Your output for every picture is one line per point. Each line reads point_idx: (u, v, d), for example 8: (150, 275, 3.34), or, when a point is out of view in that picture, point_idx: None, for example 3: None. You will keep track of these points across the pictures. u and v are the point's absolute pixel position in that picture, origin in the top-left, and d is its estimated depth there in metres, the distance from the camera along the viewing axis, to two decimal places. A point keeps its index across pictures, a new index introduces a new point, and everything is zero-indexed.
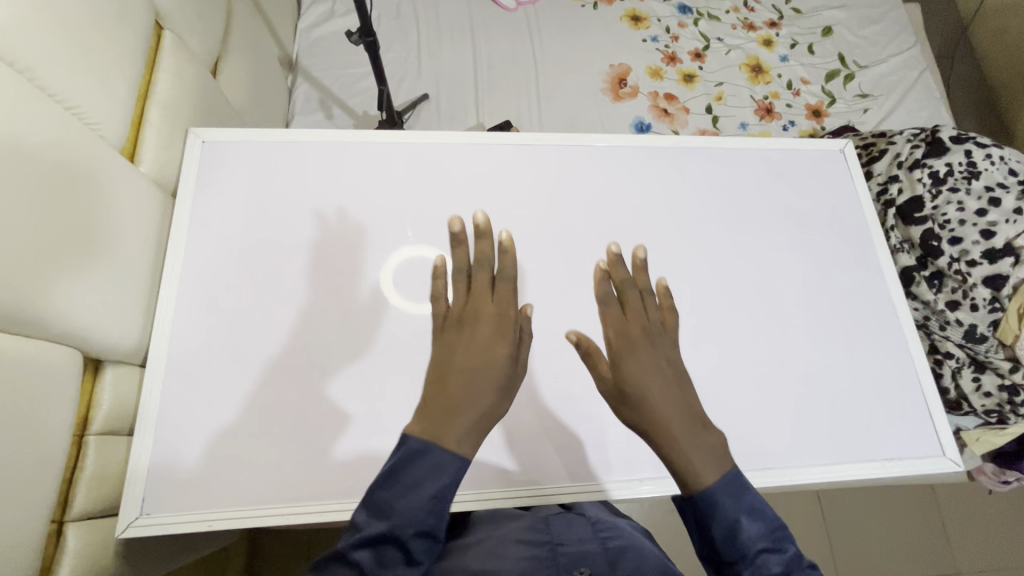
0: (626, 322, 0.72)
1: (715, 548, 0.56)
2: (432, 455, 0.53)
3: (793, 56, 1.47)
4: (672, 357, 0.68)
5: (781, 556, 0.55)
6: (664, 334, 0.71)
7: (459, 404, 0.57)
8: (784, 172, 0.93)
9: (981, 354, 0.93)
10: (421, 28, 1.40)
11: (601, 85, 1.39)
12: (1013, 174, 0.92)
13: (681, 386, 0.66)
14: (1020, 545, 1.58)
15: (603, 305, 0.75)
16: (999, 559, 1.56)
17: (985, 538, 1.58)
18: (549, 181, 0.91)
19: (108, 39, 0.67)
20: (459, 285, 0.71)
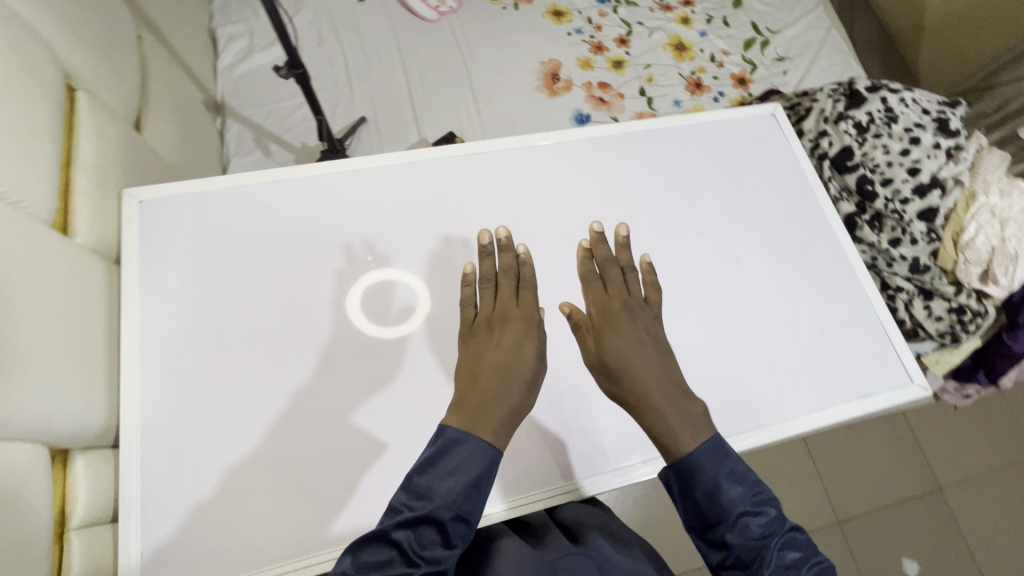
0: (610, 301, 0.67)
1: (698, 511, 0.56)
2: (468, 443, 0.53)
3: (710, 30, 1.53)
4: (656, 332, 0.66)
5: (763, 519, 0.55)
6: (646, 309, 0.68)
7: (493, 398, 0.57)
8: (727, 143, 0.97)
9: (928, 283, 0.99)
10: (347, 52, 1.38)
11: (535, 83, 1.41)
12: (927, 113, 1.00)
13: (665, 358, 0.64)
14: (989, 449, 1.70)
15: (585, 283, 0.70)
16: (973, 466, 1.68)
17: (957, 449, 1.69)
18: (503, 187, 0.91)
19: (19, 109, 0.63)
20: (485, 290, 0.69)
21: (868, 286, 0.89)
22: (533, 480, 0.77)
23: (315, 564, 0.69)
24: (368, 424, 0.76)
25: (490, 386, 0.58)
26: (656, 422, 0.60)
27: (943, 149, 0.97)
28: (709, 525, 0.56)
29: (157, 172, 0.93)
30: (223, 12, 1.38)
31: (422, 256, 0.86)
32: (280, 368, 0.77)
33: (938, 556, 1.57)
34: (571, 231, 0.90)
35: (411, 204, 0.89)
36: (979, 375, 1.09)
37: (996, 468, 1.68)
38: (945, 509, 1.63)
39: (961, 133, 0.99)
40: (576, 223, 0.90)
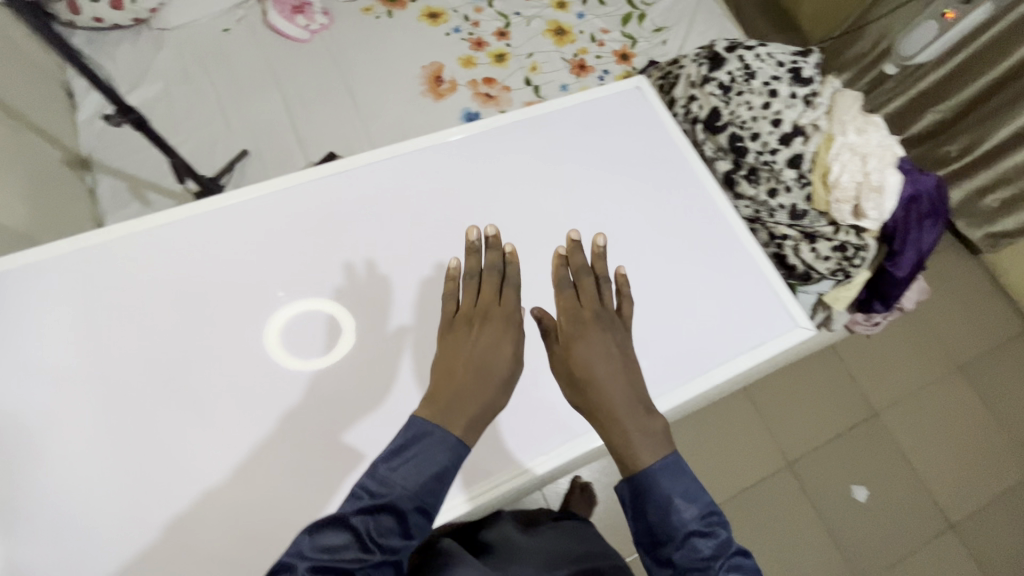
0: (581, 309, 0.70)
1: (649, 530, 0.57)
2: (437, 436, 0.56)
3: (588, 11, 1.54)
4: (624, 345, 0.68)
5: (713, 540, 0.55)
6: (618, 323, 0.71)
7: (465, 400, 0.60)
8: (595, 124, 1.00)
9: (809, 226, 1.03)
10: (218, 86, 1.32)
11: (419, 89, 1.39)
12: (781, 65, 1.04)
13: (630, 373, 0.67)
14: (916, 368, 1.80)
15: (558, 291, 0.73)
16: (903, 386, 1.77)
17: (887, 373, 1.78)
18: (376, 201, 0.90)
19: None
20: (468, 289, 0.71)
21: (745, 240, 0.92)
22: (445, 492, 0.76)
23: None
24: (263, 472, 0.72)
25: (463, 389, 0.61)
26: (615, 431, 0.62)
27: (799, 97, 1.00)
28: (658, 542, 0.57)
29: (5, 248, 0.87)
30: (76, 60, 1.30)
31: (303, 287, 0.83)
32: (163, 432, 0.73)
33: (884, 476, 1.66)
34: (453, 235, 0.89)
35: (285, 236, 0.86)
36: (875, 303, 1.17)
37: (925, 383, 1.78)
38: (883, 431, 1.71)
39: (815, 79, 1.03)
40: (459, 226, 0.89)
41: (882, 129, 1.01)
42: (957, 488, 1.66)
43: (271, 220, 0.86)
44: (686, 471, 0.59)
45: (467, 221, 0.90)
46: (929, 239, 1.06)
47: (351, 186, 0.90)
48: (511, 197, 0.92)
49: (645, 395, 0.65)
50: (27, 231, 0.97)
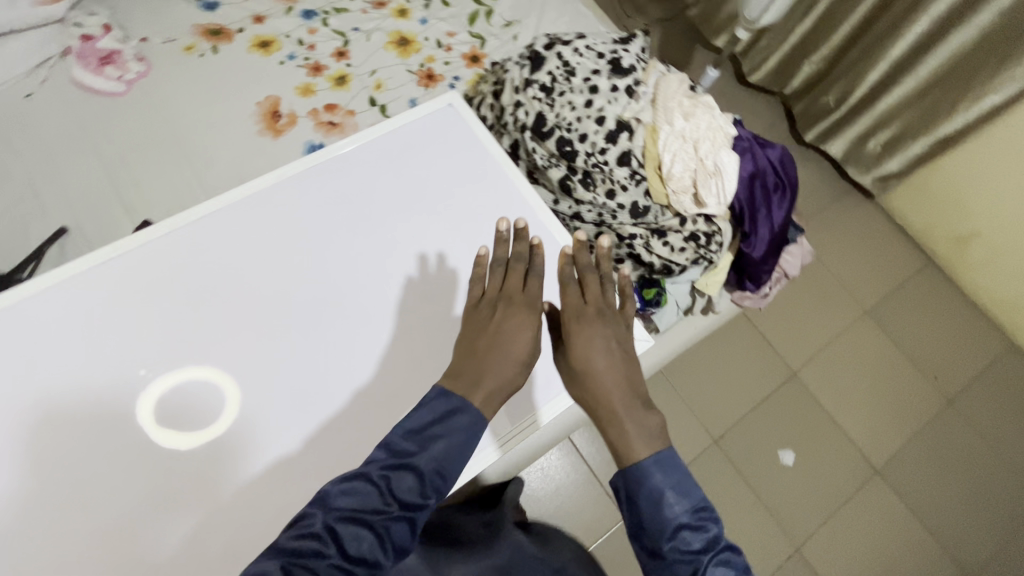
0: (585, 305, 0.76)
1: (642, 515, 0.59)
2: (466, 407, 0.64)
3: (431, 15, 1.46)
4: (624, 341, 0.74)
5: (702, 533, 0.57)
6: (618, 321, 0.77)
7: (484, 375, 0.67)
8: (403, 152, 0.92)
9: (655, 221, 0.99)
10: (23, 157, 1.20)
11: (255, 128, 1.29)
12: (601, 56, 0.98)
13: (629, 368, 0.72)
14: (830, 320, 1.81)
15: (565, 284, 0.79)
16: (819, 341, 1.78)
17: (802, 332, 1.78)
18: (159, 285, 0.77)
19: None
20: (495, 272, 0.79)
21: None
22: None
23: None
24: None
25: (477, 367, 0.68)
26: (613, 416, 0.68)
27: (621, 90, 0.95)
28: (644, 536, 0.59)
29: None
30: None
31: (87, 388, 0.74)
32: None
33: (810, 436, 1.66)
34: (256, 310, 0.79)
35: None
36: (747, 283, 1.14)
37: (837, 335, 1.79)
38: (804, 391, 1.71)
39: (637, 68, 0.98)
40: (259, 297, 0.79)
41: (712, 109, 0.98)
42: (878, 433, 1.69)
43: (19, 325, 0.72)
44: (678, 466, 0.62)
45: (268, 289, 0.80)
46: (780, 214, 1.03)
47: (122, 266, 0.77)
48: (318, 250, 0.83)
49: (643, 388, 0.71)
50: None
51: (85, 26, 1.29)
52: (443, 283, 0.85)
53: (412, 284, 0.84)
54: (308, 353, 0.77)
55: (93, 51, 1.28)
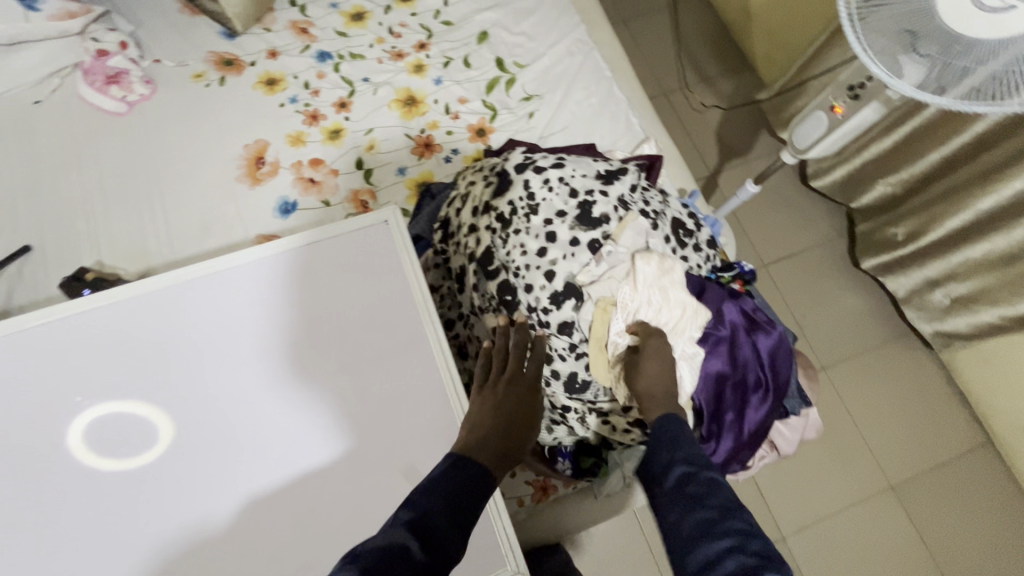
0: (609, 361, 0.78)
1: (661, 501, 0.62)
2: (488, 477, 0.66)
3: (447, 76, 1.36)
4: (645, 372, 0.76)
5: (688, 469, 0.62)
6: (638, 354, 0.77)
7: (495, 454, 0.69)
8: (315, 270, 0.89)
9: (594, 400, 0.83)
10: (13, 168, 1.22)
11: (236, 172, 1.24)
12: (573, 196, 0.83)
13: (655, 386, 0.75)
14: (842, 485, 1.55)
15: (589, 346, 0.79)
16: (822, 507, 1.53)
17: (803, 491, 1.54)
18: (43, 366, 0.82)
19: None
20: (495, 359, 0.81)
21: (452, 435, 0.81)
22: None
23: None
24: None
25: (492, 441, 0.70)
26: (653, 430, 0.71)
27: (582, 245, 0.80)
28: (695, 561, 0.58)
29: None
30: None
31: None
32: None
33: None
34: (118, 411, 0.80)
35: None
36: None
37: (845, 505, 1.53)
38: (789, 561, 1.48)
39: (611, 217, 0.83)
40: (127, 397, 0.81)
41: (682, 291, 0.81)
42: None
43: None
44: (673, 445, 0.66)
45: (140, 387, 0.82)
46: (754, 418, 0.84)
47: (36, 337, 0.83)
48: (206, 354, 0.84)
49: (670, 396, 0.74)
50: None
51: (102, 42, 1.26)
52: (316, 418, 0.82)
53: (389, 378, 0.84)
54: (163, 467, 0.78)
55: (102, 69, 1.27)
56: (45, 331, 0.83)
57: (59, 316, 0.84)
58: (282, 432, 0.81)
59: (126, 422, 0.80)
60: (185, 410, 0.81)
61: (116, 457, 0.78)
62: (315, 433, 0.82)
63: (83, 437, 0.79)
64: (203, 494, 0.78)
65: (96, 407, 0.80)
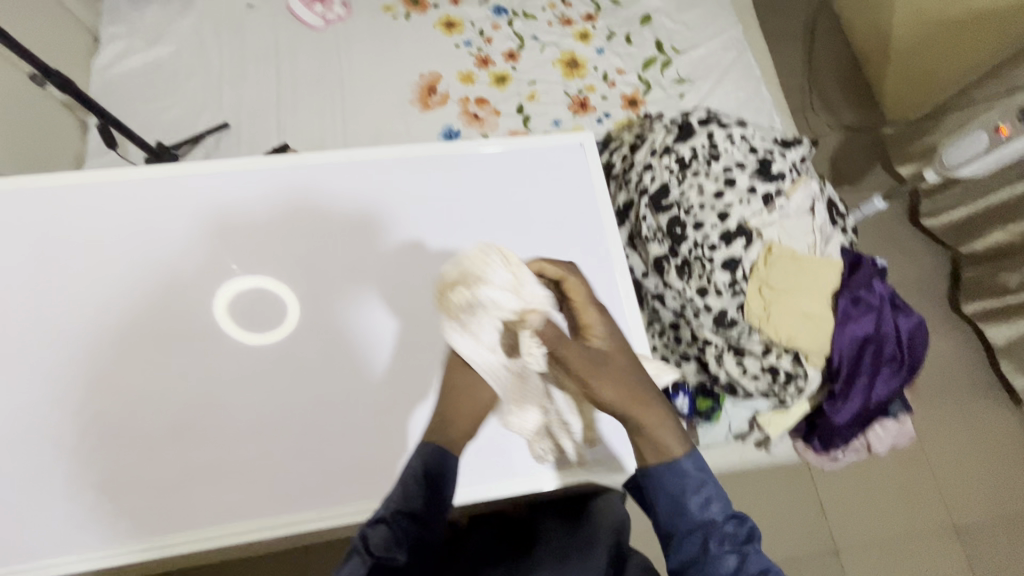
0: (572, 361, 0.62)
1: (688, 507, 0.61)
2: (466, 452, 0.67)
3: (609, 48, 1.46)
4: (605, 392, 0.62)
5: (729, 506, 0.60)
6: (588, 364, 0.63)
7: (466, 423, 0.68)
8: (517, 172, 0.90)
9: (736, 338, 0.91)
10: (224, 57, 1.38)
11: (409, 96, 1.37)
12: (753, 151, 0.91)
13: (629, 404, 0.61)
14: (905, 514, 1.56)
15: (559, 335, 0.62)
16: (881, 531, 1.54)
17: (864, 512, 1.56)
18: (244, 210, 0.83)
19: None
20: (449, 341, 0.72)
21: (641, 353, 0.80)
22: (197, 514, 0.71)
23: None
24: (51, 446, 0.72)
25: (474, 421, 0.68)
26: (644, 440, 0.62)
27: (758, 194, 0.88)
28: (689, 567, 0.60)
29: None
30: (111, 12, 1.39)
31: (160, 263, 0.79)
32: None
33: None
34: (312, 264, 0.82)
35: (161, 214, 0.81)
36: (814, 439, 1.01)
37: (902, 537, 1.54)
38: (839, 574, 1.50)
39: (786, 177, 0.90)
40: (322, 254, 0.82)
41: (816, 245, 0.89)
42: None
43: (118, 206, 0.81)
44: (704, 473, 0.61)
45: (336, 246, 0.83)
46: (882, 388, 0.89)
47: (244, 187, 0.84)
48: (397, 230, 0.85)
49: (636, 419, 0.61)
50: None
51: None
52: None
53: None
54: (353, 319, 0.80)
55: None
56: (270, 170, 0.86)
57: (261, 168, 0.85)
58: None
59: (324, 270, 0.82)
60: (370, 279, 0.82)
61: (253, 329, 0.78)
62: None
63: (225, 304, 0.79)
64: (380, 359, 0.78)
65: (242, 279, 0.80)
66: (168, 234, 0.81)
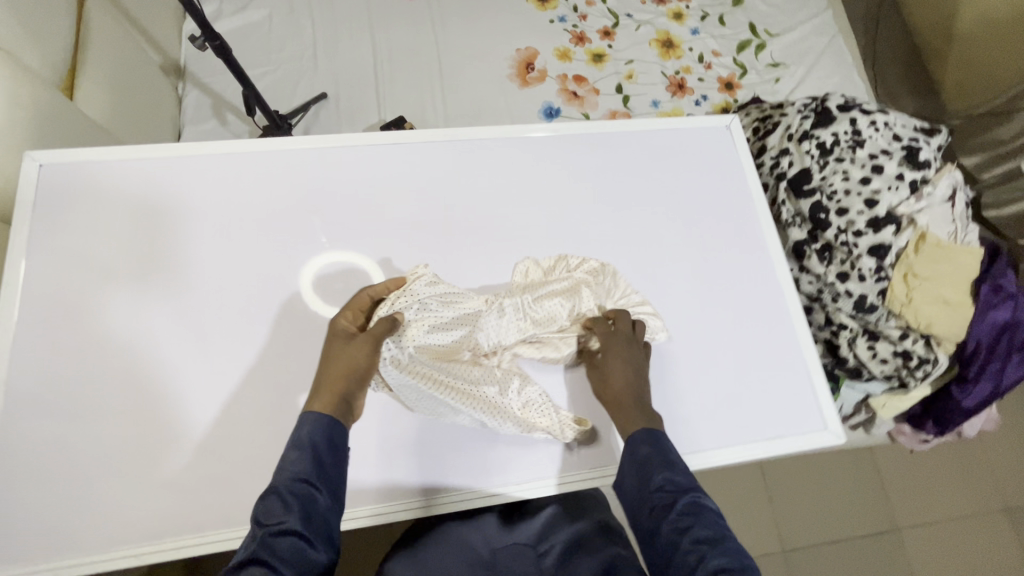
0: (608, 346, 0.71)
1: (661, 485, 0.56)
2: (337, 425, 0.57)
3: (703, 28, 1.45)
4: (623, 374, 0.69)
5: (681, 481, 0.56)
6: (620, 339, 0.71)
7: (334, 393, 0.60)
8: (669, 151, 0.90)
9: (874, 322, 0.93)
10: (316, 24, 1.34)
11: (508, 71, 1.35)
12: (897, 139, 0.92)
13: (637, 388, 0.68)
14: (961, 495, 1.62)
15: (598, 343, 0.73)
16: (938, 509, 1.60)
17: (921, 492, 1.61)
18: (411, 177, 0.84)
19: None
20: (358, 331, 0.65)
21: (801, 326, 0.83)
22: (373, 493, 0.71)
23: (162, 550, 0.66)
24: (233, 414, 0.71)
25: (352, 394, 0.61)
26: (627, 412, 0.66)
27: (906, 181, 0.89)
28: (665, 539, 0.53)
29: (80, 129, 0.89)
30: None
31: (329, 239, 0.80)
32: (171, 343, 0.72)
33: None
34: (476, 232, 0.83)
35: (331, 189, 0.82)
36: (928, 424, 1.05)
37: (955, 516, 1.60)
38: (897, 548, 1.55)
39: (932, 165, 0.91)
40: (486, 224, 0.83)
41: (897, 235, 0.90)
42: None
43: (284, 173, 0.82)
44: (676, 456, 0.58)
45: (499, 217, 0.84)
46: (1013, 374, 0.93)
47: (405, 158, 0.85)
48: (555, 206, 0.86)
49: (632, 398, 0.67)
50: (109, 123, 0.99)
51: None
52: (664, 285, 0.83)
53: (729, 264, 0.85)
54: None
55: None
56: (428, 142, 0.86)
57: (421, 139, 0.86)
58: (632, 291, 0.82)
59: (489, 244, 0.82)
60: (533, 250, 0.83)
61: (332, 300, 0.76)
62: (665, 295, 0.82)
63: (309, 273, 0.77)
64: None
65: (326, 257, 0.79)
66: (334, 202, 0.81)
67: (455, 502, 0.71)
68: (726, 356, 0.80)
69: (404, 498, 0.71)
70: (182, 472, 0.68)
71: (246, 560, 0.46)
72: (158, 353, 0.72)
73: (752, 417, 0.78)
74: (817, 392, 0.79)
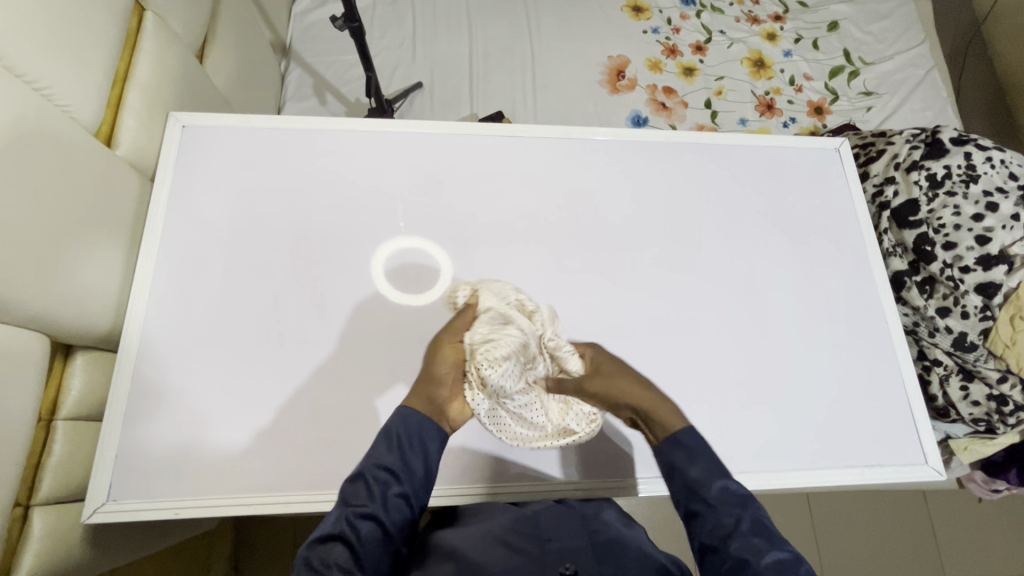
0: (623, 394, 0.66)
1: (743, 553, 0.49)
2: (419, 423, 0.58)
3: (797, 51, 1.44)
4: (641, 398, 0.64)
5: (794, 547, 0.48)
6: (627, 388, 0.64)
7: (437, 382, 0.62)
8: (777, 170, 0.91)
9: (970, 362, 0.91)
10: (417, 15, 1.37)
11: (599, 77, 1.36)
12: (1013, 178, 0.89)
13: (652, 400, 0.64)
14: None
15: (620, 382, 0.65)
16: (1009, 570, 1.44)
17: (988, 548, 1.45)
18: (523, 171, 0.86)
19: (92, 41, 0.68)
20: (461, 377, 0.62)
21: (901, 354, 0.83)
22: (446, 475, 0.72)
23: (271, 504, 0.67)
24: (345, 383, 0.73)
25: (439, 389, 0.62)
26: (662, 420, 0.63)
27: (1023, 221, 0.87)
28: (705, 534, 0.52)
29: (205, 101, 0.92)
30: None
31: (446, 225, 0.82)
32: (295, 306, 0.76)
33: None
34: (584, 229, 0.84)
35: (449, 176, 0.85)
36: (1010, 473, 1.01)
37: None
38: None
39: None
40: (594, 223, 0.85)
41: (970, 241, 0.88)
42: None
43: (405, 157, 0.85)
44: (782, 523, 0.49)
45: (606, 216, 0.85)
46: None
47: (519, 152, 0.87)
48: (659, 211, 0.86)
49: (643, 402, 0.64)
50: (231, 93, 1.04)
51: None
52: (766, 302, 0.83)
53: (829, 287, 0.85)
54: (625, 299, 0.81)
55: None
56: (542, 138, 0.88)
57: (537, 135, 0.88)
58: (733, 305, 0.82)
59: (594, 242, 0.83)
60: (638, 252, 0.84)
61: (388, 263, 0.79)
62: (767, 311, 0.82)
63: (383, 251, 0.80)
64: (653, 331, 0.79)
65: (408, 237, 0.81)
66: (449, 189, 0.84)
67: (460, 497, 0.71)
68: (823, 380, 0.79)
69: (446, 484, 0.71)
70: (292, 434, 0.70)
71: (332, 534, 0.51)
72: (280, 314, 0.75)
73: (846, 442, 0.77)
74: (916, 422, 0.79)
